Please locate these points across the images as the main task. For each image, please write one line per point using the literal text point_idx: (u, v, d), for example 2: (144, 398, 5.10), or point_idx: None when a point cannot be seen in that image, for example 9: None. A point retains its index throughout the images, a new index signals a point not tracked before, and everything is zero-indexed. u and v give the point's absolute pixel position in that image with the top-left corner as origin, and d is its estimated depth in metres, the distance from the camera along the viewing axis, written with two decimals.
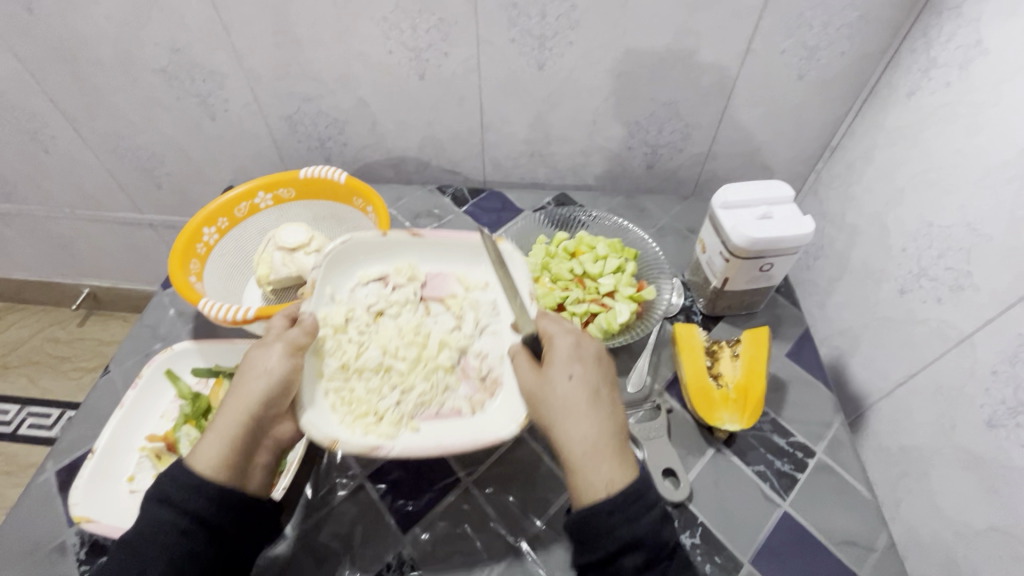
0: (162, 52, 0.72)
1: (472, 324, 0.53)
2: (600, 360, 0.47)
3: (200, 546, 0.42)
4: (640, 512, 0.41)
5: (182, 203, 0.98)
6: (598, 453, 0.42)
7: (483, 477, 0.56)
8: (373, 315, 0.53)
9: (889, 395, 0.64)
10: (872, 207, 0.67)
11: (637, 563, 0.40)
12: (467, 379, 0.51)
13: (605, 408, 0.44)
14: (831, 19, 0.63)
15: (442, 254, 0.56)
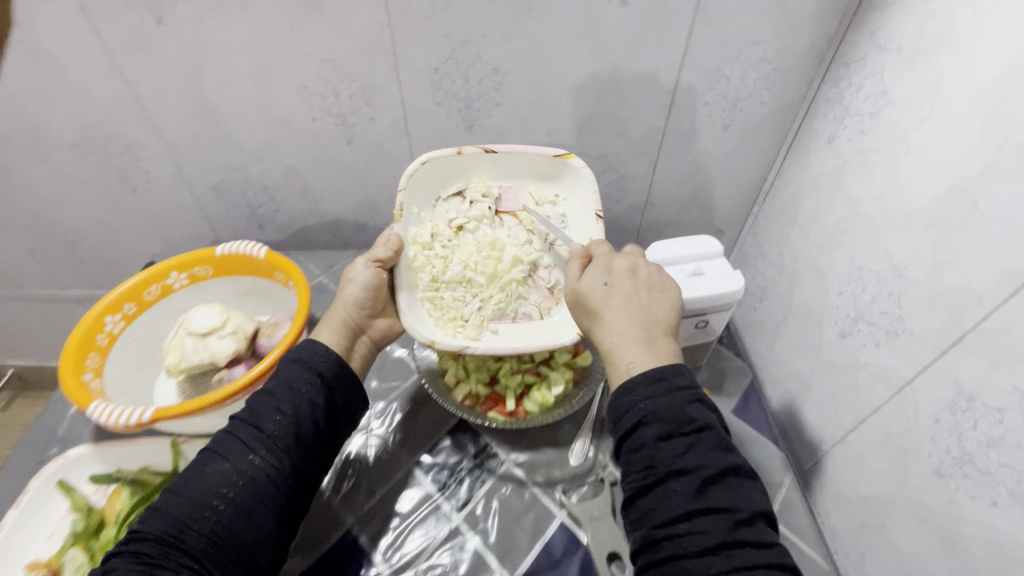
0: (73, 127, 0.69)
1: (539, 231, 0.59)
2: (637, 274, 0.47)
3: (250, 469, 0.42)
4: (662, 389, 0.41)
5: (108, 276, 0.92)
6: (631, 340, 0.43)
7: (472, 502, 0.49)
8: (454, 230, 0.58)
9: (840, 442, 0.62)
10: (807, 250, 0.67)
11: (656, 434, 0.39)
12: (535, 288, 0.58)
13: (638, 296, 0.46)
14: (748, 72, 0.64)
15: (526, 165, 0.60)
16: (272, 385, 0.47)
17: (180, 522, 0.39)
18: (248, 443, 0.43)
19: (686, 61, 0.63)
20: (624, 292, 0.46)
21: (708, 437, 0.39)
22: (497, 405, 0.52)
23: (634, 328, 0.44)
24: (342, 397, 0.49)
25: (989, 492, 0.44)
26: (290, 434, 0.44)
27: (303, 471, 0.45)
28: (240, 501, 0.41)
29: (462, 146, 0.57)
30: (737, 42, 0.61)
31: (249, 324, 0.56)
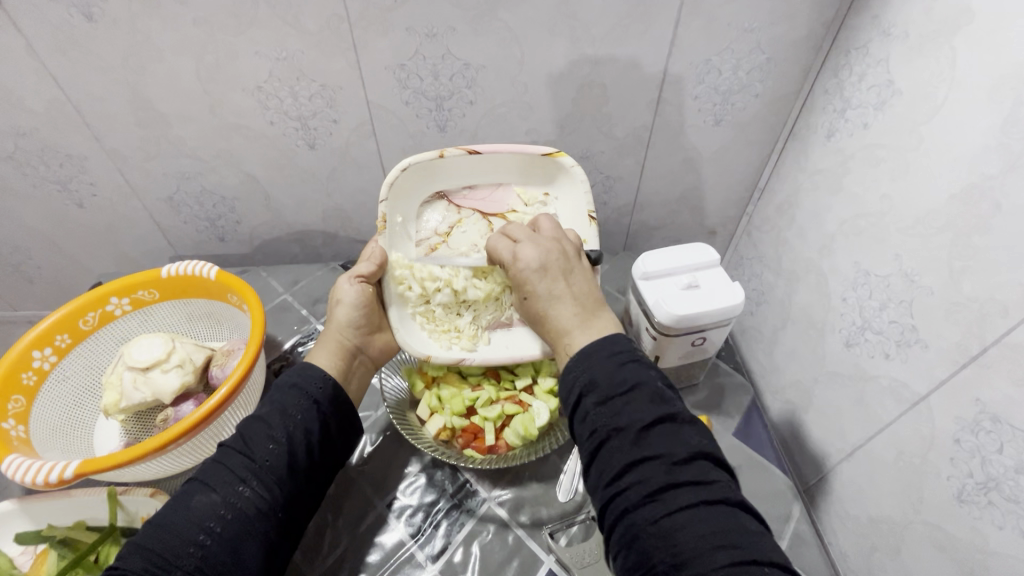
0: (5, 138, 0.62)
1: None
2: (546, 270, 0.43)
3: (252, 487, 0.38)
4: (596, 359, 0.38)
5: (60, 296, 0.86)
6: (570, 331, 0.41)
7: (464, 539, 0.45)
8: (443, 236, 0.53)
9: (846, 459, 0.57)
10: (806, 253, 0.63)
11: (595, 399, 0.36)
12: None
13: (557, 285, 0.43)
14: (741, 62, 0.59)
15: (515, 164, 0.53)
16: (265, 410, 0.41)
17: (159, 560, 0.34)
18: (237, 473, 0.38)
19: (673, 52, 0.58)
20: (543, 288, 0.43)
21: (645, 391, 0.36)
22: (475, 440, 0.47)
23: (569, 319, 0.41)
24: (340, 424, 0.44)
25: (1019, 523, 0.40)
26: (285, 463, 0.39)
27: (297, 501, 0.40)
28: (230, 535, 0.36)
29: (443, 148, 0.50)
30: (729, 31, 0.56)
31: (199, 354, 0.50)
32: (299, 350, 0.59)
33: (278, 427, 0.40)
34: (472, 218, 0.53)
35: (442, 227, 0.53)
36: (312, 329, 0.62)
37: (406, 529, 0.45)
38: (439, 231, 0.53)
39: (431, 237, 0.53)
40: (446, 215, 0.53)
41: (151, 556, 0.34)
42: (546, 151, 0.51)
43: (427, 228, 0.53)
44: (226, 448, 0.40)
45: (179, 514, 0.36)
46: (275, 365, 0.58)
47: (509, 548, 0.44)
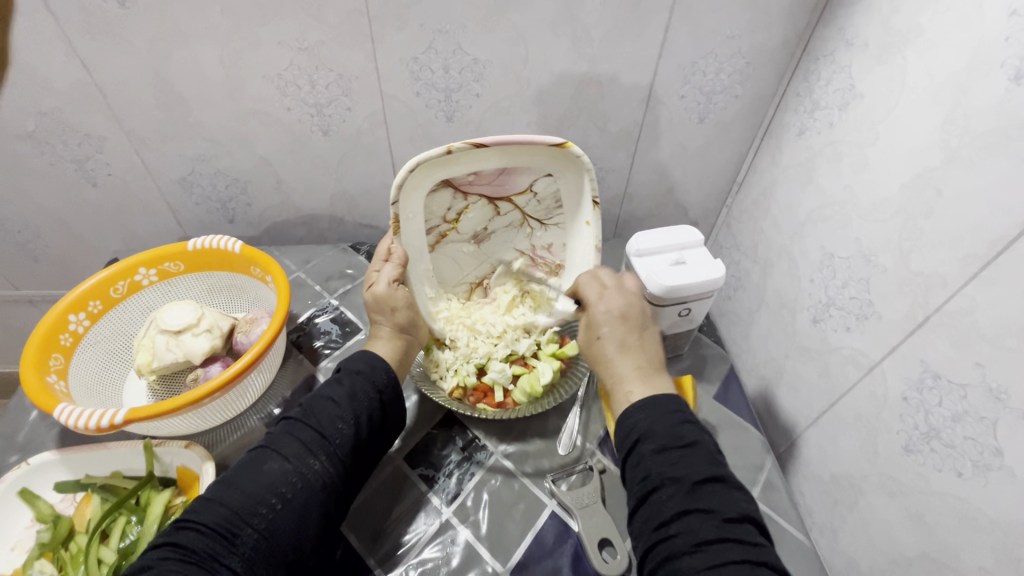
0: (26, 116, 0.65)
1: (539, 212, 0.55)
2: (627, 318, 0.47)
3: (321, 468, 0.41)
4: (657, 411, 0.41)
5: (64, 276, 0.88)
6: (629, 377, 0.45)
7: (482, 479, 0.50)
8: (450, 222, 0.54)
9: (814, 424, 0.63)
10: (779, 240, 0.69)
11: (653, 449, 0.39)
12: (534, 266, 0.59)
13: (630, 336, 0.47)
14: (723, 66, 0.65)
15: (523, 150, 0.50)
16: (334, 392, 0.45)
17: (236, 515, 0.37)
18: (308, 447, 0.41)
19: (663, 54, 0.63)
20: (617, 334, 0.47)
21: (700, 450, 0.39)
22: (485, 397, 0.53)
23: (632, 367, 0.45)
24: (393, 411, 0.47)
25: (955, 465, 0.46)
26: (350, 442, 0.43)
27: (353, 478, 0.43)
28: (298, 504, 0.39)
29: (450, 145, 0.46)
30: (713, 36, 0.62)
31: (224, 321, 0.54)
32: (315, 322, 0.63)
33: (346, 408, 0.44)
34: (478, 203, 0.53)
35: (450, 214, 0.53)
36: (326, 303, 0.65)
37: (428, 474, 0.50)
38: (447, 219, 0.53)
39: (439, 224, 0.54)
40: (453, 201, 0.52)
41: (231, 511, 0.37)
42: (557, 143, 0.48)
43: (434, 217, 0.53)
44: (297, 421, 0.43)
45: (253, 478, 0.39)
46: (293, 334, 0.62)
47: (520, 489, 0.50)
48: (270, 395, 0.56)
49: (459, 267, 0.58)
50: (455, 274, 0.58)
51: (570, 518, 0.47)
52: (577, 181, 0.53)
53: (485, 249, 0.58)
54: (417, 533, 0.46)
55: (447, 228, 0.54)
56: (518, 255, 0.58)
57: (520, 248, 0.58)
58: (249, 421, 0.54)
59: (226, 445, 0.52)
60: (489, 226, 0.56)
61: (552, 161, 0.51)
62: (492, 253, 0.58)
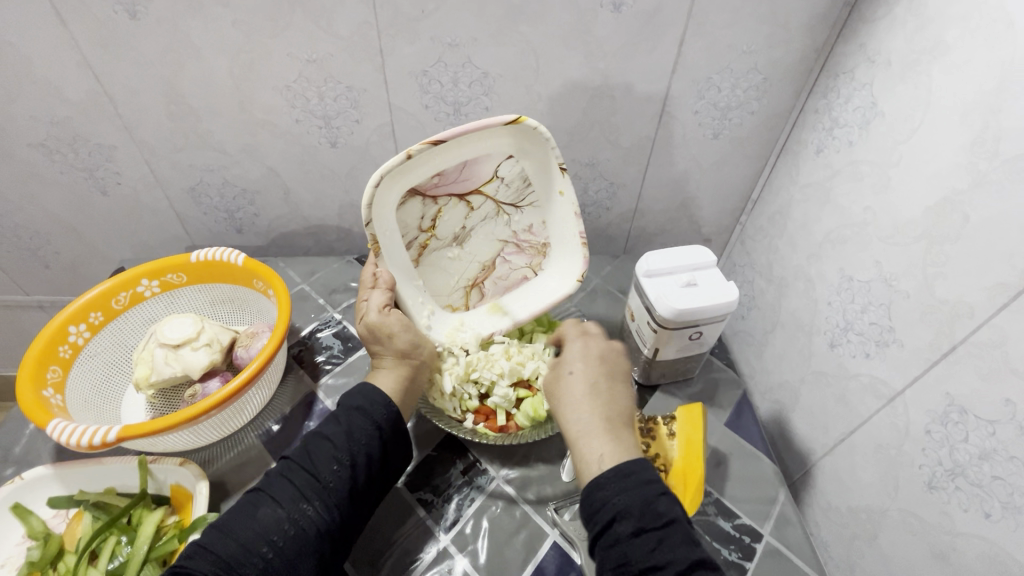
0: (39, 125, 0.65)
1: (510, 196, 0.54)
2: (604, 361, 0.47)
3: (316, 514, 0.39)
4: (631, 483, 0.37)
5: (74, 283, 0.88)
6: (595, 428, 0.41)
7: (483, 505, 0.48)
8: (428, 232, 0.53)
9: (831, 453, 0.61)
10: (795, 260, 0.67)
11: (628, 531, 0.35)
12: (520, 253, 0.59)
13: (603, 381, 0.45)
14: (738, 82, 0.64)
15: (481, 136, 0.48)
16: (331, 431, 0.43)
17: (224, 565, 0.36)
18: (302, 491, 0.40)
19: (677, 69, 0.62)
20: (590, 376, 0.45)
21: (679, 528, 0.36)
22: (487, 419, 0.52)
23: (600, 418, 0.42)
24: (395, 448, 0.46)
25: (982, 505, 0.44)
26: (347, 485, 0.41)
27: (352, 521, 0.42)
28: (291, 553, 0.38)
29: (409, 151, 0.44)
30: (729, 52, 0.61)
31: (225, 335, 0.53)
32: (317, 336, 0.62)
33: (342, 449, 0.42)
34: (449, 203, 0.52)
35: (425, 222, 0.52)
36: (329, 317, 0.65)
37: (427, 501, 0.49)
38: (424, 229, 0.52)
39: (417, 236, 0.53)
40: (425, 208, 0.51)
41: (221, 562, 0.36)
42: (512, 120, 0.46)
43: (410, 229, 0.52)
44: (292, 462, 0.42)
45: (245, 525, 0.38)
46: (294, 349, 0.61)
47: (522, 516, 0.48)
48: (269, 411, 0.55)
49: (447, 273, 0.57)
50: (446, 281, 0.57)
51: (574, 551, 0.45)
52: (540, 155, 0.51)
53: (469, 246, 0.57)
54: (413, 561, 0.45)
55: (426, 237, 0.54)
56: (502, 244, 0.58)
57: (503, 237, 0.57)
58: (245, 438, 0.53)
59: (223, 463, 0.51)
60: (466, 224, 0.55)
61: (512, 139, 0.50)
62: (477, 250, 0.58)
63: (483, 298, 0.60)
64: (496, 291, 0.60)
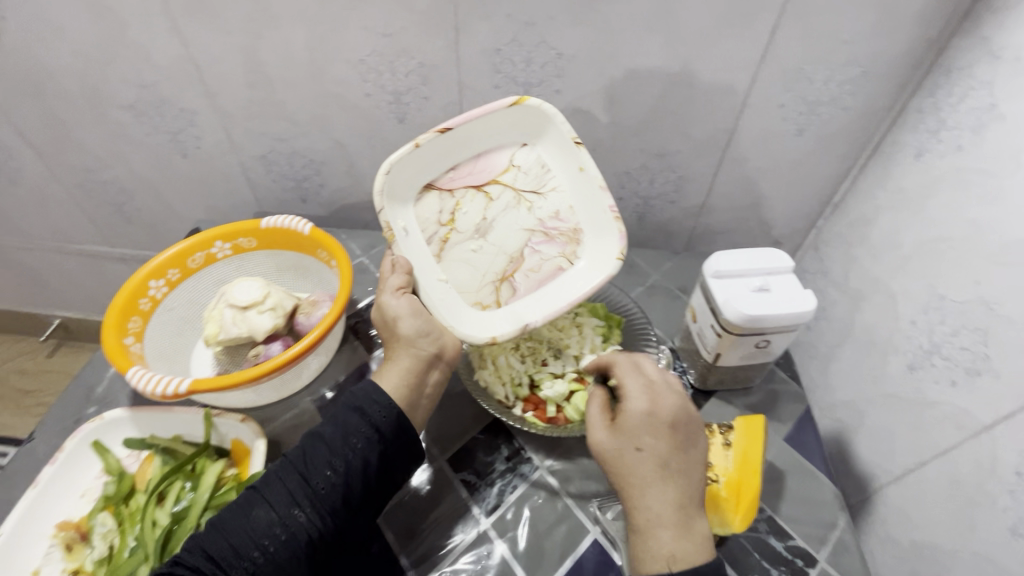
0: (131, 87, 0.69)
1: (529, 183, 0.57)
2: (675, 428, 0.41)
3: (304, 521, 0.40)
4: None
5: (153, 238, 0.93)
6: (668, 519, 0.39)
7: (524, 494, 0.48)
8: (448, 224, 0.56)
9: (897, 481, 0.57)
10: (877, 273, 0.62)
11: None
12: (551, 242, 0.57)
13: (673, 457, 0.40)
14: (833, 74, 0.59)
15: (487, 124, 0.55)
16: (327, 433, 0.43)
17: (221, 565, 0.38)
18: (293, 497, 0.40)
19: (766, 58, 0.58)
20: (661, 452, 0.40)
21: None
22: (536, 409, 0.50)
23: (672, 506, 0.39)
24: (398, 448, 0.45)
25: None
26: (339, 494, 0.41)
27: (346, 527, 0.42)
28: (281, 557, 0.39)
29: (417, 139, 0.52)
30: (826, 41, 0.56)
31: (289, 301, 0.55)
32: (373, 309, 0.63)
33: (336, 455, 0.42)
34: (467, 196, 0.57)
35: (444, 216, 0.56)
36: None
37: (470, 483, 0.49)
38: (443, 222, 0.56)
39: (438, 229, 0.56)
40: (442, 202, 0.56)
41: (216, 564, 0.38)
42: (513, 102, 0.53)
43: (430, 223, 0.56)
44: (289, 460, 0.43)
45: (240, 525, 0.39)
46: (350, 320, 0.62)
47: (564, 508, 0.47)
48: (324, 378, 0.56)
49: (474, 268, 0.56)
50: (471, 276, 0.55)
51: (613, 550, 0.45)
52: (547, 139, 0.57)
53: (494, 239, 0.56)
54: (453, 541, 0.45)
55: (446, 231, 0.56)
56: (529, 233, 0.57)
57: (528, 225, 0.57)
58: (301, 402, 0.55)
59: (280, 423, 0.53)
60: (486, 215, 0.57)
61: (519, 126, 0.56)
62: (503, 241, 0.57)
63: (516, 293, 0.55)
64: (529, 284, 0.55)
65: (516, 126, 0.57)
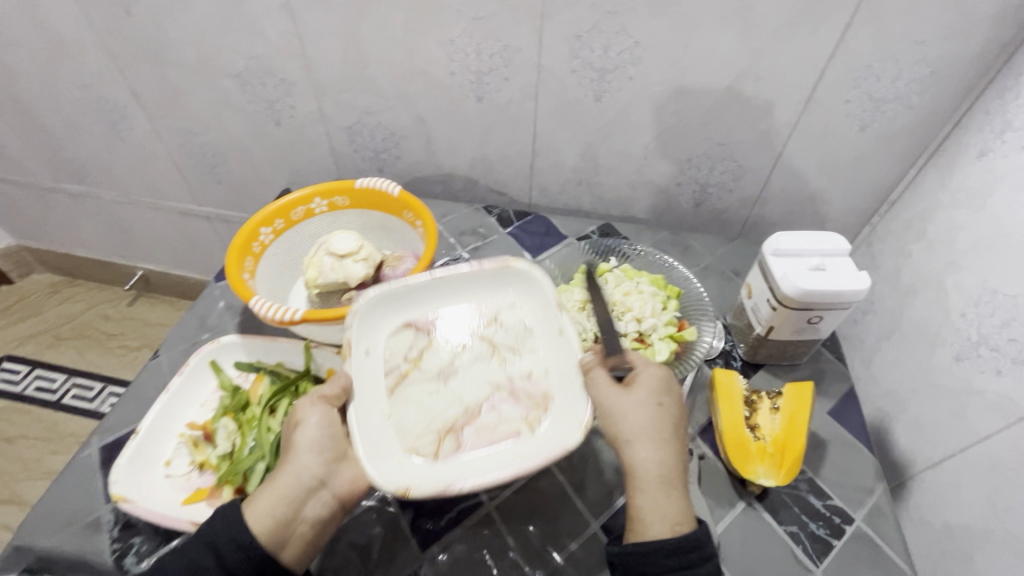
0: (240, 58, 0.76)
1: (507, 339, 0.53)
2: (677, 400, 0.47)
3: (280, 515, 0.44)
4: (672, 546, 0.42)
5: (238, 199, 1.02)
6: (671, 482, 0.44)
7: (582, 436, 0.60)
8: (413, 364, 0.51)
9: (935, 466, 0.60)
10: (930, 267, 0.64)
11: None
12: (515, 403, 0.49)
13: (678, 429, 0.46)
14: (901, 73, 0.61)
15: (463, 299, 0.55)
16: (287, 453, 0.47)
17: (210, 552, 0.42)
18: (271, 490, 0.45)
19: (836, 54, 0.61)
20: (675, 417, 0.46)
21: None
22: None
23: (676, 471, 0.44)
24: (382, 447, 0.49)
25: None
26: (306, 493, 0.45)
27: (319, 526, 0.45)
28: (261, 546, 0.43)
29: (405, 277, 0.53)
30: (897, 40, 0.58)
31: (378, 254, 0.61)
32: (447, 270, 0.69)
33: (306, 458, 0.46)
34: (440, 341, 0.52)
35: (411, 351, 0.52)
36: (459, 256, 0.71)
37: None
38: (408, 358, 0.51)
39: (400, 364, 0.51)
40: (416, 339, 0.53)
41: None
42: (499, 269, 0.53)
43: (395, 358, 0.51)
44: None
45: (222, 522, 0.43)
46: None
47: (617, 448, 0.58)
48: None
49: (422, 412, 0.49)
50: (417, 418, 0.48)
51: None
52: (534, 318, 0.54)
53: (455, 386, 0.50)
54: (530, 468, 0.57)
55: (408, 367, 0.51)
56: (494, 390, 0.50)
57: (496, 380, 0.51)
58: None
59: None
60: (453, 360, 0.52)
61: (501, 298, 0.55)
62: (463, 392, 0.50)
63: (460, 449, 0.47)
64: (478, 443, 0.47)
65: (502, 299, 0.55)
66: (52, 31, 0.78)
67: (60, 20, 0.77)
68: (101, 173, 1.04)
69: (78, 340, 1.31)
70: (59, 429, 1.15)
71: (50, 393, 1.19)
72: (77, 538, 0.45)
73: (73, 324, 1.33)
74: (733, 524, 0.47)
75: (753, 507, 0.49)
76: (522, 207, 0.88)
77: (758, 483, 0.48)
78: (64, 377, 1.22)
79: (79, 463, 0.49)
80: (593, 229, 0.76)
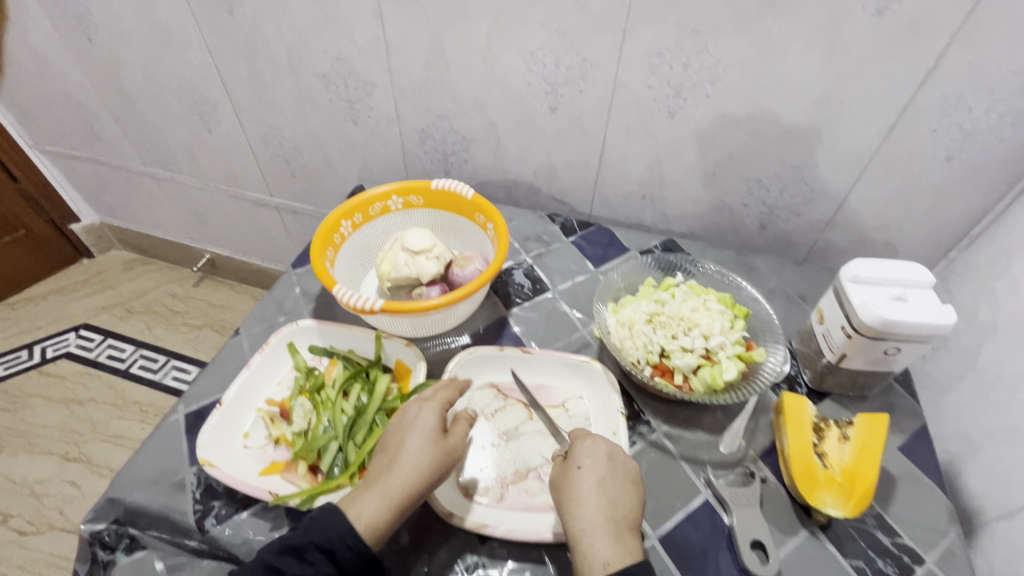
0: (327, 59, 0.81)
1: (568, 424, 0.55)
2: (613, 459, 0.47)
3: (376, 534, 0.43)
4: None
5: (308, 191, 1.07)
6: (599, 529, 0.42)
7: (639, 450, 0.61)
8: (486, 417, 0.55)
9: (1010, 518, 0.56)
10: (1014, 308, 0.59)
11: None
12: None
13: (611, 480, 0.45)
14: (996, 103, 0.58)
15: (549, 374, 0.58)
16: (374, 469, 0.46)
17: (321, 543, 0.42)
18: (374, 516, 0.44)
19: (927, 81, 0.59)
20: (597, 470, 0.46)
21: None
22: (663, 375, 0.54)
23: (602, 517, 0.43)
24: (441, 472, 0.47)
25: None
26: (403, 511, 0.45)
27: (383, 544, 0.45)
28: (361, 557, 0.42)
29: (502, 346, 0.58)
30: (995, 71, 0.56)
31: (449, 254, 0.63)
32: (510, 274, 0.70)
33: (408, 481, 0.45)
34: (515, 406, 0.56)
35: (488, 409, 0.56)
36: (522, 260, 0.72)
37: None
38: (484, 412, 0.55)
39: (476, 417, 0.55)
40: (494, 398, 0.57)
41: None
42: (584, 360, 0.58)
43: (474, 409, 0.56)
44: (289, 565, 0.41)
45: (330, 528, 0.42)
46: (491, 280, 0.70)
47: None
48: (466, 325, 0.65)
49: (482, 461, 0.52)
50: (475, 466, 0.51)
51: (722, 511, 0.49)
52: (603, 398, 0.55)
53: (516, 449, 0.52)
54: None
55: (480, 421, 0.55)
56: (543, 462, 0.51)
57: (547, 455, 0.52)
58: (447, 342, 0.63)
59: (430, 355, 0.62)
60: (522, 426, 0.54)
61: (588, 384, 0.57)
62: (520, 455, 0.52)
63: (500, 504, 0.49)
64: (517, 504, 0.49)
65: (579, 383, 0.57)
66: (161, 27, 0.85)
67: (170, 18, 0.83)
68: (185, 159, 1.11)
69: (147, 314, 1.39)
70: (125, 396, 1.22)
71: (120, 362, 1.27)
72: (163, 496, 0.48)
73: (144, 299, 1.42)
74: (795, 550, 0.47)
75: (817, 537, 0.47)
76: (582, 217, 0.89)
77: (825, 511, 0.46)
78: (133, 348, 1.30)
79: (167, 426, 0.53)
80: (657, 244, 0.76)
